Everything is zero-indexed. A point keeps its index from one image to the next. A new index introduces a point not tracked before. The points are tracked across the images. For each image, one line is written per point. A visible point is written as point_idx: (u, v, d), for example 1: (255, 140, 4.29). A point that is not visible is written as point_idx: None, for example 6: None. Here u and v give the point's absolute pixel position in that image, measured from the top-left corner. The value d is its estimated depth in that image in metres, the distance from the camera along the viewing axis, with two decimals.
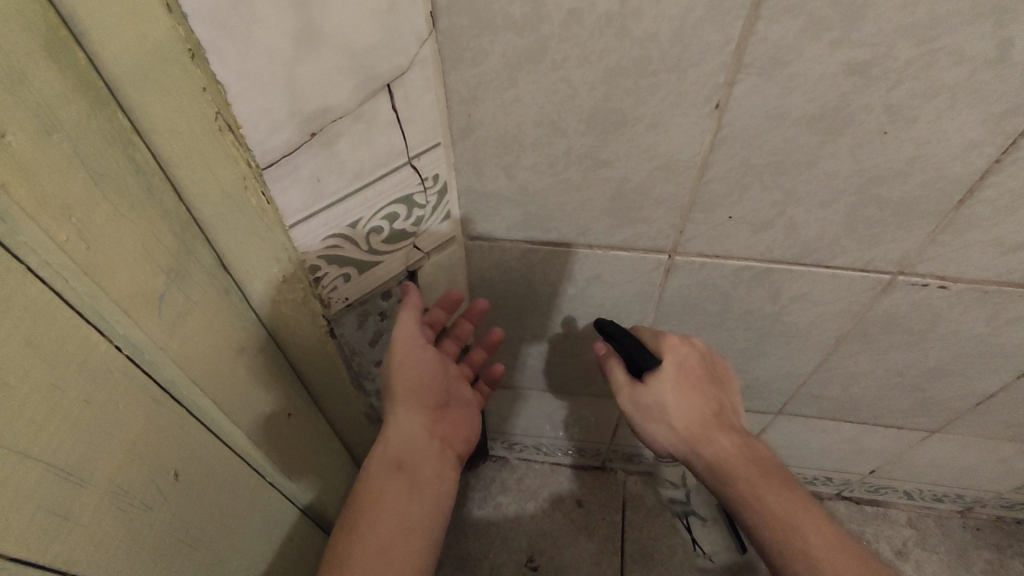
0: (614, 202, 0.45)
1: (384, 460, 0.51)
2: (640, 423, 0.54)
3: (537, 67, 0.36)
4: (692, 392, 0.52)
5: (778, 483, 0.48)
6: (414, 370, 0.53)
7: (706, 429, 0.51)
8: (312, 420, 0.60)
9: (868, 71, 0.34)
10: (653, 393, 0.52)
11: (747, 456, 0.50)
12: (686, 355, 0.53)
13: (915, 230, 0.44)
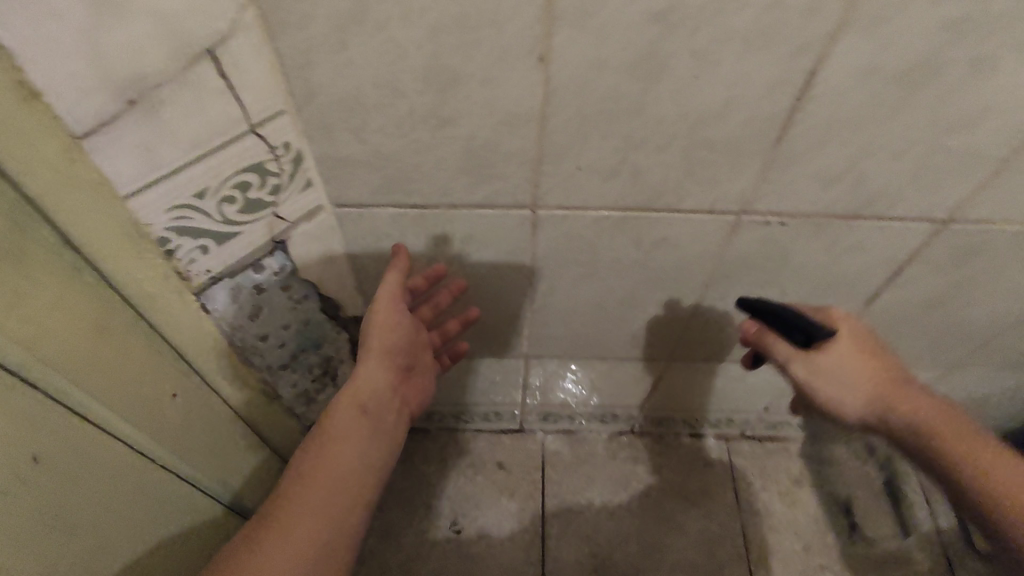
0: (468, 159, 0.47)
1: (352, 405, 0.53)
2: (822, 388, 0.52)
3: (362, 28, 0.37)
4: (883, 358, 0.51)
5: (991, 453, 0.46)
6: (393, 329, 0.55)
7: (901, 393, 0.49)
8: (202, 416, 0.59)
9: (666, 20, 0.36)
10: (831, 360, 0.50)
11: (947, 423, 0.48)
12: (855, 327, 0.51)
13: (745, 170, 0.47)
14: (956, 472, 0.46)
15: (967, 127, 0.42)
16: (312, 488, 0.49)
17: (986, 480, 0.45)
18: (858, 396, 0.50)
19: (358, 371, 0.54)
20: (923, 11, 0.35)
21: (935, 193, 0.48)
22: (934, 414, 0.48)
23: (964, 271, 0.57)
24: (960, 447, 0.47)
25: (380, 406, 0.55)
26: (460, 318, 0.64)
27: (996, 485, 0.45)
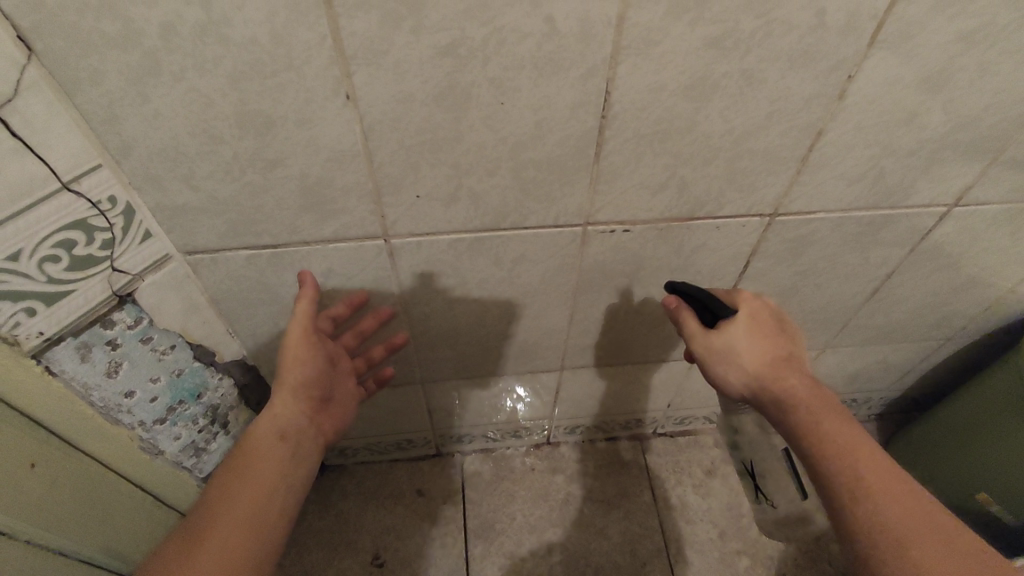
0: (307, 197, 0.47)
1: (269, 432, 0.52)
2: (709, 366, 0.53)
3: (160, 80, 0.37)
4: (765, 336, 0.53)
5: (846, 426, 0.47)
6: (308, 361, 0.55)
7: (775, 369, 0.51)
8: (67, 485, 0.56)
9: (455, 53, 0.38)
10: (725, 338, 0.52)
11: (815, 398, 0.49)
12: (758, 309, 0.54)
13: (575, 185, 0.49)
14: (813, 445, 0.47)
15: (759, 131, 0.46)
16: (235, 511, 0.47)
17: (837, 449, 0.46)
18: (737, 372, 0.52)
19: (273, 403, 0.54)
20: (685, 33, 0.38)
21: (754, 191, 0.52)
22: (800, 390, 0.49)
23: (804, 259, 0.61)
24: (819, 419, 0.48)
25: (299, 434, 0.54)
26: (386, 344, 0.66)
27: (838, 457, 0.46)
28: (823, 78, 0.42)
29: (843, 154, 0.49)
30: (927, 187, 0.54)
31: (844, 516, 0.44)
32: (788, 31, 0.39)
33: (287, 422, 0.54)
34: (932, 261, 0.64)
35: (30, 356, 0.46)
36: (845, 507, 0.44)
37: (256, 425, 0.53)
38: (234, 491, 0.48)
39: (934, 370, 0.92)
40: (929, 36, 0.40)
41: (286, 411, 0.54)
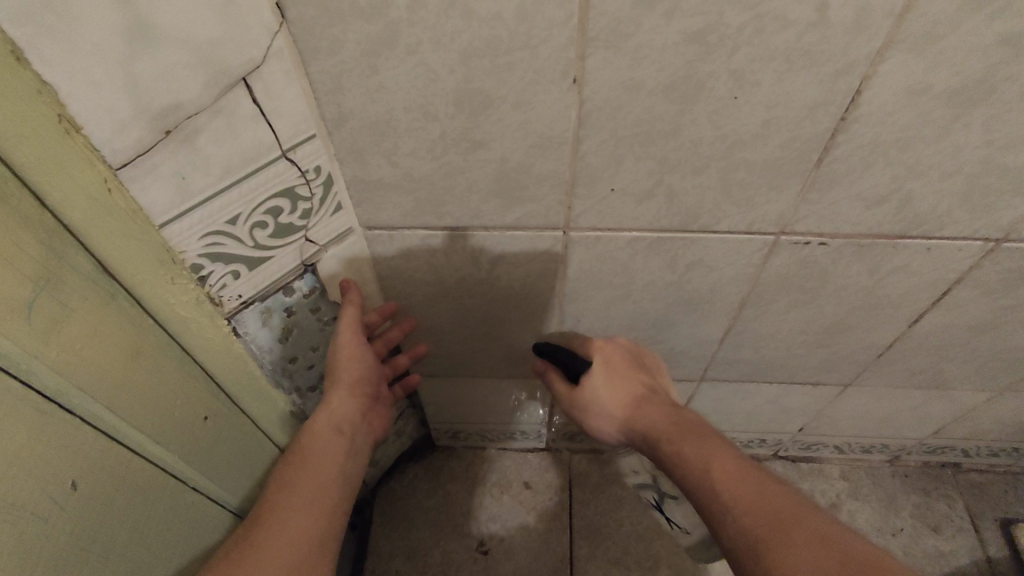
0: (500, 182, 0.46)
1: (328, 429, 0.55)
2: (586, 420, 0.60)
3: (394, 52, 0.37)
4: (620, 381, 0.58)
5: (700, 440, 0.49)
6: (355, 363, 0.57)
7: (637, 410, 0.56)
8: (232, 439, 0.58)
9: (703, 40, 0.35)
10: (589, 392, 0.58)
11: (671, 424, 0.52)
12: (611, 353, 0.60)
13: (784, 192, 0.45)
14: (680, 467, 0.49)
15: (1021, 145, 0.40)
16: (292, 492, 0.50)
17: (695, 461, 0.48)
18: (608, 421, 0.58)
19: (330, 402, 0.57)
20: (976, 28, 0.33)
21: (988, 214, 0.46)
22: (657, 420, 0.53)
23: (1017, 293, 0.55)
24: (675, 442, 0.50)
25: (353, 432, 0.57)
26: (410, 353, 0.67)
27: (698, 473, 0.47)
28: None
29: None
30: None
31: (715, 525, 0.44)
32: None
33: (342, 419, 0.56)
34: None
35: (224, 316, 0.47)
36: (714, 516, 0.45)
37: (313, 425, 0.55)
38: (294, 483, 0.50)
39: None
40: None
41: (341, 409, 0.57)
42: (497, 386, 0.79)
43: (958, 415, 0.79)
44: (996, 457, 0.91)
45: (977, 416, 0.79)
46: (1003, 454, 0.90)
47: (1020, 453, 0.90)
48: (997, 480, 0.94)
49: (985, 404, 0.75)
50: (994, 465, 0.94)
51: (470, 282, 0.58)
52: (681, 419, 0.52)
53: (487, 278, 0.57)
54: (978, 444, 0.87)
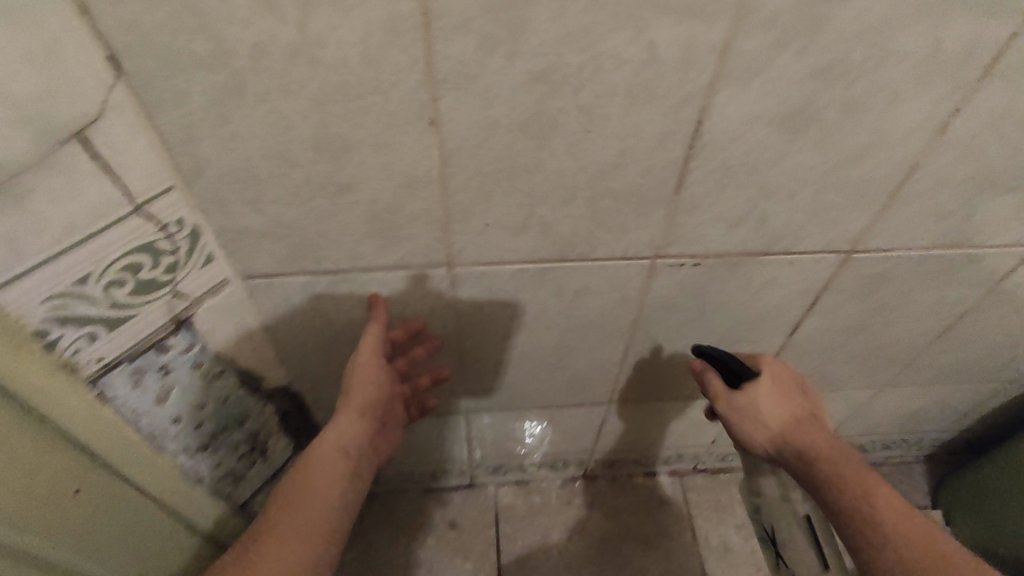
0: (375, 222, 0.46)
1: (331, 451, 0.53)
2: (735, 426, 0.55)
3: (243, 101, 0.36)
4: (788, 397, 0.54)
5: (865, 470, 0.48)
6: (370, 384, 0.55)
7: (798, 426, 0.52)
8: (106, 513, 0.53)
9: (547, 79, 0.36)
10: (748, 398, 0.54)
11: (835, 449, 0.50)
12: (779, 370, 0.55)
13: (650, 217, 0.47)
14: (833, 496, 0.47)
15: (851, 164, 0.43)
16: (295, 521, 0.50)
17: (857, 494, 0.46)
18: (766, 432, 0.53)
19: (336, 422, 0.54)
20: (790, 62, 0.36)
21: (836, 226, 0.50)
22: (820, 441, 0.50)
23: (877, 297, 0.59)
24: (838, 468, 0.48)
25: (359, 454, 0.55)
26: (432, 374, 0.64)
27: (863, 502, 0.46)
28: (929, 110, 0.39)
29: (938, 189, 0.46)
30: (1016, 225, 0.51)
31: (874, 565, 0.44)
32: (898, 62, 0.36)
33: (349, 442, 0.54)
34: (1010, 300, 0.62)
35: (86, 382, 0.44)
36: (880, 552, 0.44)
37: (320, 441, 0.54)
38: (295, 508, 0.50)
39: (993, 413, 0.88)
40: None
41: (348, 431, 0.54)
42: (410, 427, 0.78)
43: (851, 414, 0.83)
44: (892, 449, 0.97)
45: (868, 413, 0.84)
46: (896, 446, 0.96)
47: (911, 444, 0.96)
48: (895, 470, 1.01)
49: (872, 401, 0.80)
50: (890, 457, 1.00)
51: (364, 323, 0.57)
52: (842, 447, 0.50)
53: (381, 317, 0.56)
54: (874, 438, 0.93)
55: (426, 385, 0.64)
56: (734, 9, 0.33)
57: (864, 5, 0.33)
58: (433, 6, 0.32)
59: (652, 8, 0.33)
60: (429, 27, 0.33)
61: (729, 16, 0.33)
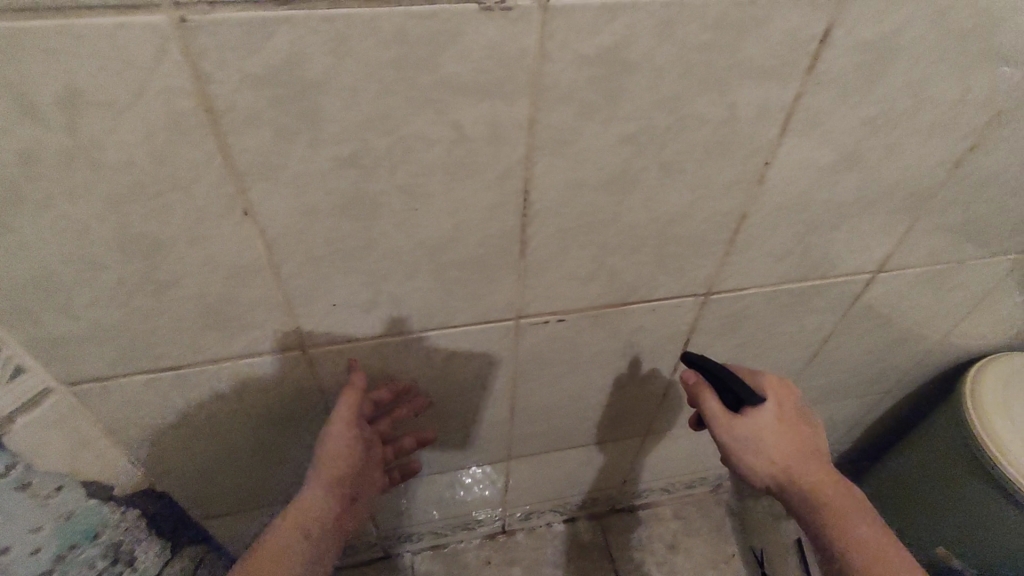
0: (209, 314, 0.43)
1: (291, 533, 0.47)
2: (731, 455, 0.48)
3: (21, 208, 0.33)
4: (795, 429, 0.48)
5: (875, 526, 0.46)
6: (346, 457, 0.50)
7: (807, 464, 0.47)
8: None
9: (358, 163, 0.35)
10: (761, 429, 0.47)
11: (851, 499, 0.47)
12: (785, 395, 0.50)
13: (502, 283, 0.47)
14: (846, 550, 0.45)
15: (682, 217, 0.45)
16: None
17: (868, 554, 0.45)
18: (766, 465, 0.47)
19: (303, 497, 0.49)
20: (599, 131, 0.37)
21: (686, 274, 0.51)
22: (830, 488, 0.47)
23: (742, 332, 0.61)
24: (850, 520, 0.46)
25: (326, 535, 0.49)
26: (416, 438, 0.61)
27: (874, 558, 0.44)
28: (740, 165, 0.42)
29: (771, 233, 0.49)
30: (850, 259, 0.54)
31: None
32: (700, 125, 0.38)
33: (316, 521, 0.48)
34: (862, 320, 0.65)
35: None
36: None
37: (280, 523, 0.47)
38: None
39: (878, 421, 0.92)
40: (835, 123, 0.40)
41: (314, 506, 0.48)
42: None
43: None
44: None
45: None
46: None
47: None
48: None
49: None
50: None
51: (224, 416, 0.53)
52: (851, 495, 0.47)
53: (242, 407, 0.53)
54: None
55: (410, 447, 0.61)
56: (530, 87, 0.33)
57: (653, 78, 0.34)
58: (213, 100, 0.31)
59: (448, 91, 0.33)
60: (216, 121, 0.32)
61: (527, 93, 0.34)
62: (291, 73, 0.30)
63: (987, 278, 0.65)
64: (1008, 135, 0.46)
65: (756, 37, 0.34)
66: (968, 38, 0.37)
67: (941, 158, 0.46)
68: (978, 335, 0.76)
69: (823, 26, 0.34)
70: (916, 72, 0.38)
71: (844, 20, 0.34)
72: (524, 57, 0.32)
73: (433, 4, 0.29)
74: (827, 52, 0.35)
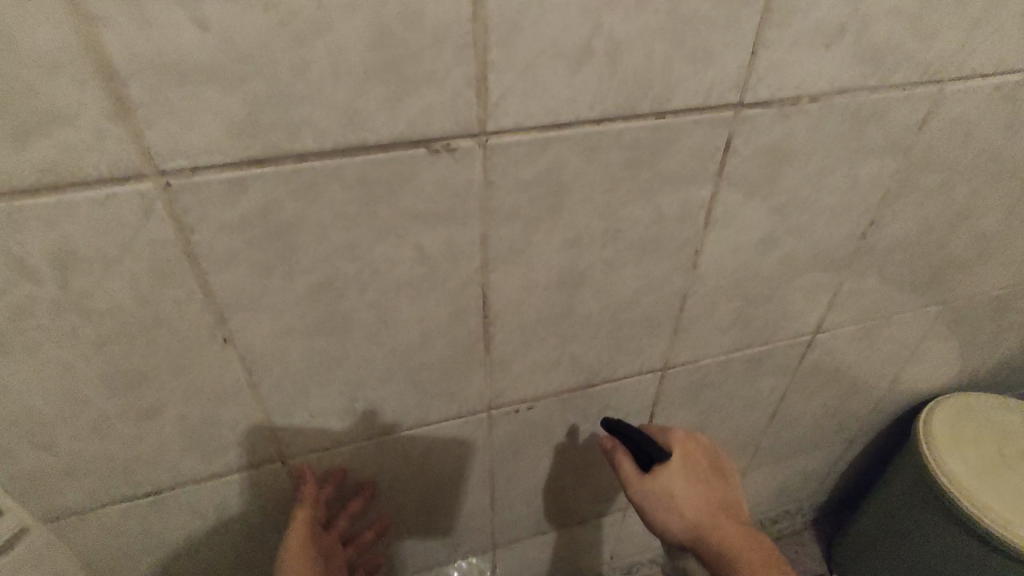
0: (190, 435, 0.44)
1: None
2: (649, 514, 0.51)
3: (11, 357, 0.35)
4: (701, 483, 0.51)
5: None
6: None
7: (714, 517, 0.49)
8: None
9: (330, 286, 0.39)
10: (666, 484, 0.50)
11: (758, 551, 0.47)
12: (693, 450, 0.53)
13: (472, 379, 0.50)
14: None
15: (631, 304, 0.49)
16: None
17: None
18: (679, 520, 0.50)
19: None
20: (544, 238, 0.41)
21: (643, 351, 0.55)
22: (736, 540, 0.48)
23: (703, 400, 0.64)
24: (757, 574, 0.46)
25: None
26: (374, 527, 0.58)
27: None
28: (674, 254, 0.47)
29: (714, 308, 0.53)
30: (788, 323, 0.60)
31: None
32: (633, 226, 0.43)
33: None
34: (813, 377, 0.70)
35: None
36: None
37: None
38: None
39: (848, 470, 0.95)
40: (751, 211, 0.46)
41: None
42: None
43: None
44: (779, 522, 1.02)
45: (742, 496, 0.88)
46: (781, 518, 1.01)
47: (794, 513, 1.02)
48: (788, 542, 1.05)
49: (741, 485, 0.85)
50: (781, 532, 1.04)
51: (204, 535, 0.53)
52: (760, 549, 0.48)
53: (223, 525, 0.52)
54: (759, 515, 0.97)
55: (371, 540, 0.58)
56: (479, 209, 0.38)
57: (587, 193, 0.40)
58: (195, 246, 0.34)
59: (407, 219, 0.37)
60: (199, 263, 0.35)
61: (478, 215, 0.38)
62: (266, 218, 0.34)
63: (916, 328, 0.70)
64: (901, 207, 0.52)
65: (669, 153, 0.40)
66: (847, 137, 0.44)
67: (846, 232, 0.52)
68: (922, 379, 0.81)
69: (725, 137, 0.40)
70: (808, 167, 0.45)
71: (741, 133, 0.40)
72: (472, 186, 0.37)
73: (389, 152, 0.33)
74: (731, 158, 0.42)
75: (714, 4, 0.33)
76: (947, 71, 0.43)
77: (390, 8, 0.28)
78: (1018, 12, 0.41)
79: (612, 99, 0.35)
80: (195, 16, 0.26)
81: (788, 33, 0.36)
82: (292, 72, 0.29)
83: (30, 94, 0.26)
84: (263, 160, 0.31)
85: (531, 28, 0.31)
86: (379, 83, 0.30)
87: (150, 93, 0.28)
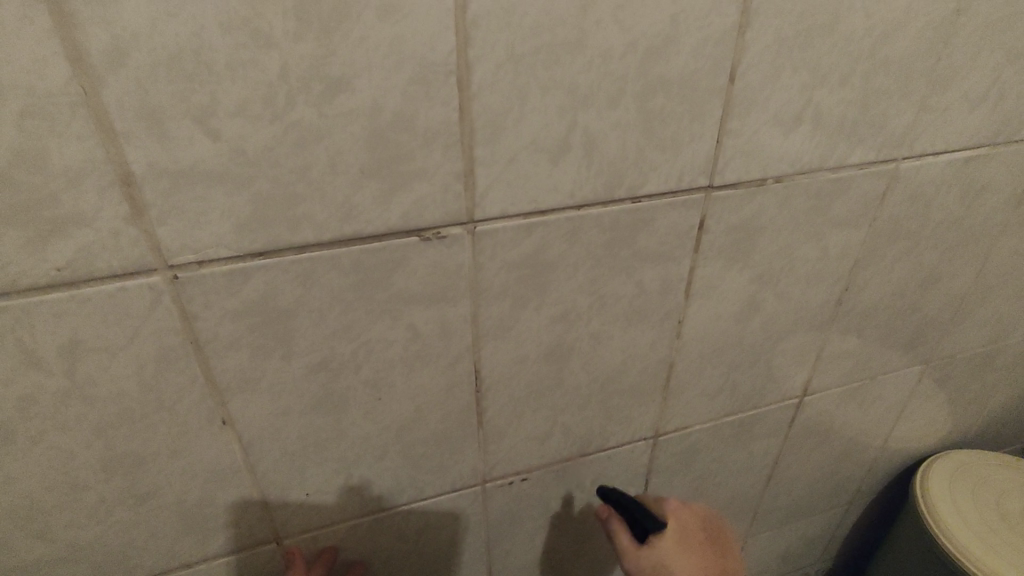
0: (185, 519, 0.44)
1: None
2: None
3: (14, 446, 0.35)
4: (698, 556, 0.50)
5: None
6: None
7: None
8: None
9: (326, 367, 0.40)
10: (663, 555, 0.49)
11: None
12: (689, 521, 0.53)
13: (466, 452, 0.50)
14: None
15: (619, 373, 0.51)
16: None
17: None
18: None
19: None
20: (533, 314, 0.43)
21: (634, 419, 0.55)
22: None
23: (697, 466, 0.65)
24: None
25: None
26: None
27: None
28: (658, 324, 0.48)
29: (700, 374, 0.55)
30: (775, 387, 0.61)
31: None
32: (617, 300, 0.45)
33: None
34: (805, 439, 0.70)
35: None
36: None
37: None
38: None
39: (850, 534, 0.94)
40: (729, 282, 0.49)
41: None
42: None
43: None
44: None
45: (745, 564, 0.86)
46: None
47: None
48: None
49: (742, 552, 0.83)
50: None
51: None
52: None
53: None
54: None
55: None
56: (469, 289, 0.40)
57: (571, 271, 0.42)
58: (198, 333, 0.35)
59: (401, 302, 0.39)
60: (200, 349, 0.36)
61: (468, 295, 0.40)
62: (267, 305, 0.36)
63: (902, 387, 0.72)
64: (872, 273, 0.55)
65: (647, 232, 0.42)
66: (813, 211, 0.47)
67: (822, 298, 0.55)
68: (914, 438, 0.82)
69: (698, 217, 0.43)
70: (778, 240, 0.47)
71: (713, 212, 0.43)
72: (462, 269, 0.39)
73: (383, 241, 0.35)
74: (705, 235, 0.44)
75: (679, 101, 0.37)
76: (899, 150, 0.46)
77: (384, 115, 0.31)
78: (958, 97, 0.45)
79: (590, 187, 0.38)
80: (208, 128, 0.29)
81: (748, 122, 0.40)
82: (295, 174, 0.31)
83: (54, 201, 0.28)
84: (264, 252, 0.34)
85: (512, 127, 0.34)
86: (374, 180, 0.33)
87: (164, 196, 0.30)
